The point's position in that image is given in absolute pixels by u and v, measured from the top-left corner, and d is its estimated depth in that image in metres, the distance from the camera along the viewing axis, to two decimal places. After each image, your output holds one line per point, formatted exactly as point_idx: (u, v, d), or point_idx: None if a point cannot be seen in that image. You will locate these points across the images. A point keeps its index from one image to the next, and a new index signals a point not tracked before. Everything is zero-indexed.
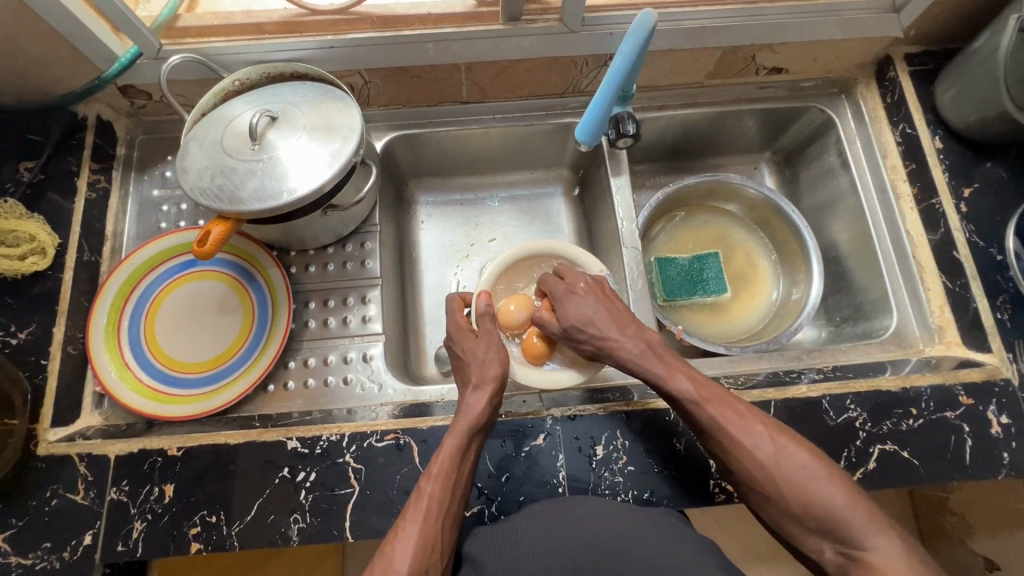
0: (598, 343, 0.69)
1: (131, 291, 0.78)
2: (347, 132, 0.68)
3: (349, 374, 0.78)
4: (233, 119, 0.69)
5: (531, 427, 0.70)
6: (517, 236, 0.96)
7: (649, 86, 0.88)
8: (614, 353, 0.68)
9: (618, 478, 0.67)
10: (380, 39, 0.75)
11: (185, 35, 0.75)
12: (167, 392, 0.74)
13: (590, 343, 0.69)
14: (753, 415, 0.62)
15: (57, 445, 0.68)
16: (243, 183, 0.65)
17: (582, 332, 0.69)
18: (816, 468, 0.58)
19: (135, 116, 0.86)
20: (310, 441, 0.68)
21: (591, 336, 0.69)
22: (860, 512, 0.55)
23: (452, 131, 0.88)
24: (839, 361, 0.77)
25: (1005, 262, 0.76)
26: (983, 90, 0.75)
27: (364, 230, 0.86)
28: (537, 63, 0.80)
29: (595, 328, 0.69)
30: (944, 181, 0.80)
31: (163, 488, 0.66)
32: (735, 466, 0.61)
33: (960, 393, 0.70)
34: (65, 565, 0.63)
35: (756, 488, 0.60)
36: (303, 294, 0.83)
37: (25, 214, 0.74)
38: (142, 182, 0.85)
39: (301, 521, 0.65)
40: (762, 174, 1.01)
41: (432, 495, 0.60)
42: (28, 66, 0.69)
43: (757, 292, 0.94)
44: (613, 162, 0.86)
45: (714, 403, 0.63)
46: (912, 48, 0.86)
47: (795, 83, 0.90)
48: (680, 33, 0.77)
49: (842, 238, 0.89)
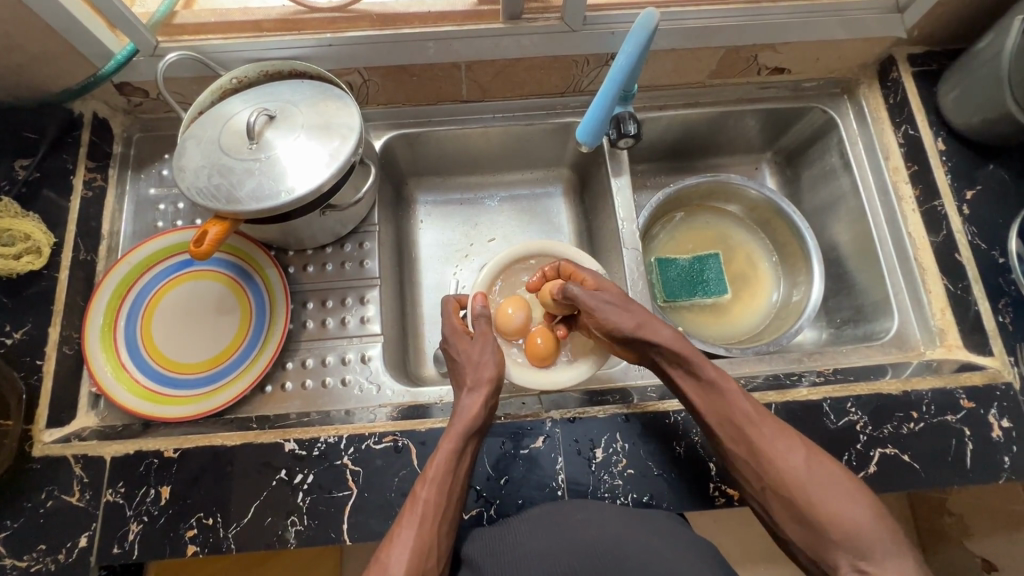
0: (637, 322, 0.69)
1: (127, 291, 0.77)
2: (346, 131, 0.68)
3: (347, 376, 0.77)
4: (230, 118, 0.68)
5: (530, 428, 0.70)
6: (516, 235, 0.95)
7: (650, 86, 0.87)
8: (649, 337, 0.68)
9: (617, 482, 0.67)
10: (380, 37, 0.74)
11: (183, 33, 0.74)
12: (164, 393, 0.74)
13: (627, 320, 0.69)
14: (783, 423, 0.65)
15: (52, 446, 0.68)
16: (240, 183, 0.64)
17: (620, 309, 0.69)
18: (847, 484, 0.60)
19: (132, 114, 0.85)
20: (308, 443, 0.68)
21: (630, 314, 0.69)
22: (883, 533, 0.57)
23: (452, 129, 0.87)
24: (839, 363, 0.77)
25: (1007, 264, 0.75)
26: (986, 91, 0.74)
27: (363, 229, 0.85)
28: (538, 62, 0.79)
29: (633, 310, 0.70)
30: (946, 183, 0.80)
31: (159, 490, 0.66)
32: (764, 467, 0.62)
33: (962, 396, 0.70)
34: (60, 567, 0.63)
35: (782, 492, 0.61)
36: (300, 294, 0.82)
37: (20, 212, 0.73)
38: (139, 180, 0.85)
39: (298, 524, 0.65)
40: (763, 174, 1.00)
41: (427, 500, 0.60)
42: (24, 63, 0.69)
43: (758, 293, 0.93)
44: (614, 162, 0.86)
45: (751, 405, 0.65)
46: (915, 49, 0.85)
47: (797, 83, 0.89)
48: (682, 32, 0.77)
49: (844, 239, 0.89)
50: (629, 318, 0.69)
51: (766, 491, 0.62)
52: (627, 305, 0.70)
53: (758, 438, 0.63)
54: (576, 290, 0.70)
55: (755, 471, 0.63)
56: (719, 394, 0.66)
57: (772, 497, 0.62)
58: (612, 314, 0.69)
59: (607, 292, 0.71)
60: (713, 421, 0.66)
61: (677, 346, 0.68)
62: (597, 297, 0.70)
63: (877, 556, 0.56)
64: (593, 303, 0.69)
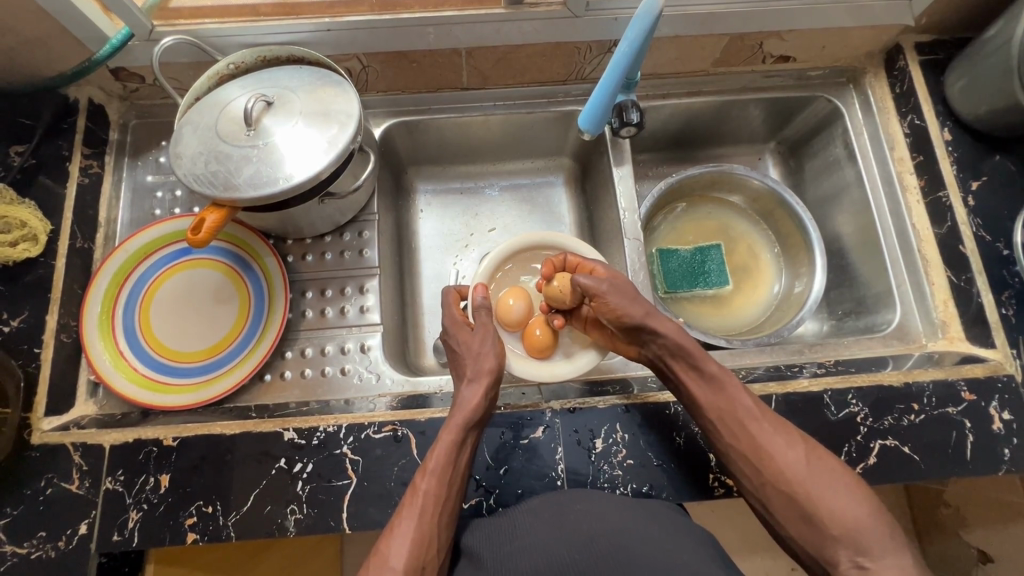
0: (645, 310, 0.69)
1: (126, 279, 0.77)
2: (344, 118, 0.67)
3: (346, 365, 0.77)
4: (227, 104, 0.67)
5: (530, 418, 0.69)
6: (517, 226, 0.95)
7: (653, 74, 0.86)
8: (655, 326, 0.68)
9: (617, 472, 0.67)
10: (379, 23, 0.73)
11: (179, 17, 0.72)
12: (163, 381, 0.74)
13: (636, 307, 0.69)
14: (782, 421, 0.65)
15: (50, 434, 0.68)
16: (238, 169, 0.63)
17: (630, 297, 0.69)
18: (845, 479, 0.61)
19: (128, 100, 0.84)
20: (307, 433, 0.68)
21: (639, 303, 0.69)
22: (881, 530, 0.58)
23: (453, 117, 0.86)
24: (841, 355, 0.76)
25: (1011, 256, 0.75)
26: (994, 81, 0.73)
27: (362, 219, 0.84)
28: (540, 49, 0.78)
29: (641, 299, 0.70)
30: (952, 174, 0.79)
31: (158, 478, 0.66)
32: (762, 463, 0.62)
33: (963, 389, 0.70)
34: (60, 554, 0.63)
35: (782, 488, 0.62)
36: (299, 284, 0.81)
37: (16, 199, 0.72)
38: (137, 167, 0.84)
39: (297, 512, 0.65)
40: (765, 165, 0.99)
41: (427, 492, 0.59)
42: (16, 46, 0.68)
43: (759, 285, 0.93)
44: (615, 151, 0.84)
45: (751, 402, 0.65)
46: (921, 37, 0.84)
47: (803, 71, 0.88)
48: (685, 19, 0.75)
49: (846, 231, 0.88)
50: (638, 306, 0.69)
51: (765, 486, 0.63)
52: (635, 295, 0.70)
53: (758, 433, 0.63)
54: (588, 278, 0.69)
55: (753, 467, 0.63)
56: (719, 389, 0.66)
57: (772, 494, 0.62)
58: (624, 301, 0.68)
59: (619, 281, 0.71)
60: (712, 415, 0.65)
61: (679, 337, 0.68)
62: (609, 283, 0.69)
63: (876, 552, 0.56)
64: (605, 288, 0.68)
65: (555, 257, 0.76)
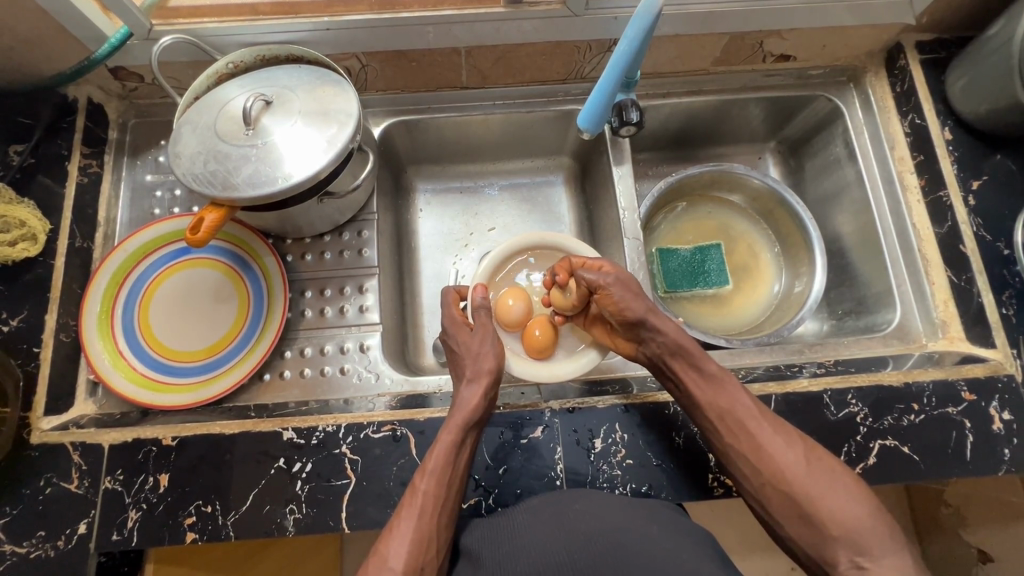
0: (647, 306, 0.69)
1: (126, 278, 0.77)
2: (344, 117, 0.67)
3: (345, 364, 0.77)
4: (227, 103, 0.67)
5: (529, 418, 0.69)
6: (517, 225, 0.95)
7: (653, 73, 0.86)
8: (656, 323, 0.68)
9: (616, 472, 0.67)
10: (378, 22, 0.73)
11: (177, 16, 0.72)
12: (162, 381, 0.74)
13: (640, 303, 0.69)
14: (781, 421, 0.65)
15: (50, 433, 0.68)
16: (237, 168, 0.63)
17: (633, 293, 0.69)
18: (845, 479, 0.61)
19: (127, 99, 0.83)
20: (306, 432, 0.68)
21: (642, 299, 0.69)
22: (880, 530, 0.58)
23: (452, 116, 0.86)
24: (841, 355, 0.76)
25: (1011, 256, 0.75)
26: (995, 80, 0.73)
27: (361, 218, 0.84)
28: (539, 48, 0.78)
29: (642, 297, 0.70)
30: (953, 173, 0.79)
31: (157, 477, 0.66)
32: (762, 463, 0.62)
33: (963, 388, 0.69)
34: (59, 554, 0.63)
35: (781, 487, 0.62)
36: (298, 283, 0.81)
37: (15, 199, 0.72)
38: (136, 167, 0.84)
39: (297, 512, 0.65)
40: (765, 164, 0.99)
41: (427, 493, 0.59)
42: (15, 45, 0.68)
43: (759, 284, 0.93)
44: (615, 150, 0.84)
45: (750, 402, 0.65)
46: (923, 36, 0.84)
47: (803, 70, 0.88)
48: (685, 18, 0.75)
49: (846, 230, 0.88)
50: (641, 302, 0.69)
51: (765, 486, 0.62)
52: (638, 290, 0.70)
53: (758, 433, 0.63)
54: (594, 273, 0.70)
55: (753, 467, 0.63)
56: (719, 388, 0.66)
57: (771, 494, 0.62)
58: (628, 295, 0.68)
59: (624, 275, 0.71)
60: (712, 414, 0.65)
61: (680, 336, 0.69)
62: (615, 276, 0.69)
63: (875, 552, 0.56)
64: (611, 281, 0.69)
65: (562, 261, 0.73)
